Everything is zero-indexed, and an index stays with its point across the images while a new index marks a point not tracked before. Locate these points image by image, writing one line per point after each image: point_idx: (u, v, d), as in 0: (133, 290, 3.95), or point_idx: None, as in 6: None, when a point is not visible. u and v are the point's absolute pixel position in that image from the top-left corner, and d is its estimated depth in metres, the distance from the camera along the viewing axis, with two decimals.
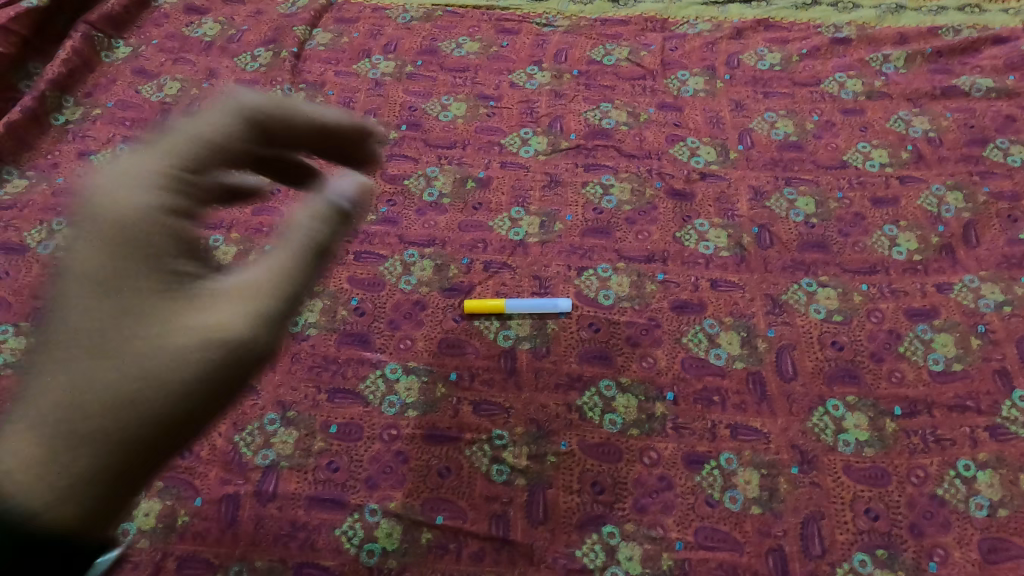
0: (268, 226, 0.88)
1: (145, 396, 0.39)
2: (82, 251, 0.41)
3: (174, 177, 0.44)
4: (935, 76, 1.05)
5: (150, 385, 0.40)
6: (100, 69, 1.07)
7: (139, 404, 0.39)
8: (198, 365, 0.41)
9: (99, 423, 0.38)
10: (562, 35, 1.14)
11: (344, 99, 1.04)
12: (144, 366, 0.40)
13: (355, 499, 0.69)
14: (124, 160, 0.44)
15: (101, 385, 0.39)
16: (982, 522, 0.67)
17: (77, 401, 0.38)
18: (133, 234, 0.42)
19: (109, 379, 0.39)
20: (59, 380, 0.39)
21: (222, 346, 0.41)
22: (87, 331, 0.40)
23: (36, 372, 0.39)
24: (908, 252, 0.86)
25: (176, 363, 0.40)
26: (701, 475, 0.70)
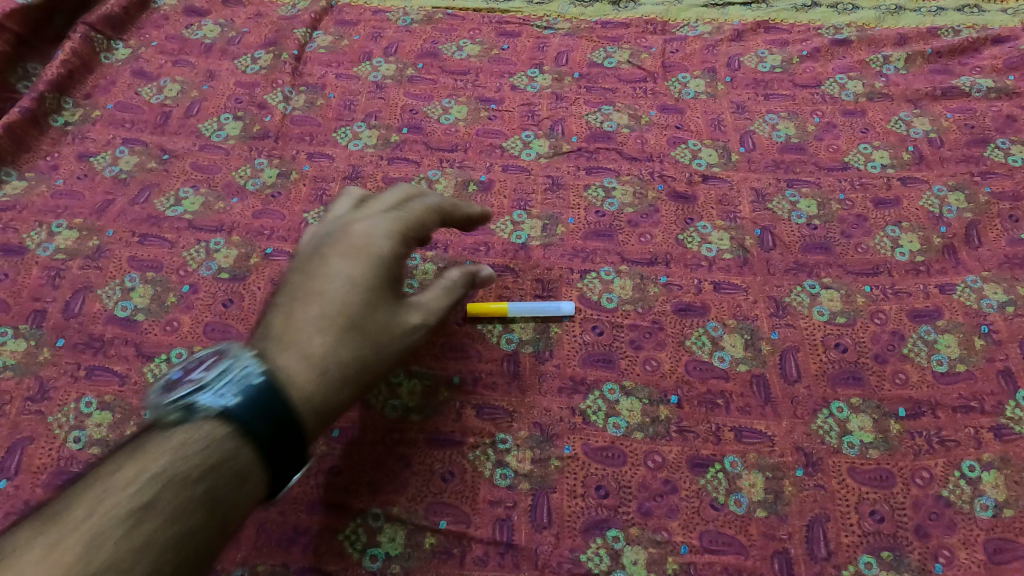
0: (269, 229, 0.88)
1: (374, 364, 0.60)
2: (348, 267, 0.61)
3: (405, 233, 0.66)
4: (935, 77, 1.05)
5: (377, 358, 0.60)
6: (99, 70, 1.07)
7: (369, 369, 0.59)
8: (400, 353, 0.63)
9: (340, 380, 0.56)
10: (563, 37, 1.14)
11: (345, 101, 1.04)
12: (376, 347, 0.60)
13: (358, 504, 0.68)
14: (370, 220, 0.65)
15: (345, 354, 0.57)
16: (988, 523, 0.67)
17: (328, 361, 0.56)
18: (381, 271, 0.62)
19: (350, 350, 0.58)
20: (320, 344, 0.56)
21: (409, 348, 0.64)
22: (339, 313, 0.58)
23: (299, 332, 0.56)
24: (911, 253, 0.86)
25: (393, 349, 0.62)
26: (706, 478, 0.70)
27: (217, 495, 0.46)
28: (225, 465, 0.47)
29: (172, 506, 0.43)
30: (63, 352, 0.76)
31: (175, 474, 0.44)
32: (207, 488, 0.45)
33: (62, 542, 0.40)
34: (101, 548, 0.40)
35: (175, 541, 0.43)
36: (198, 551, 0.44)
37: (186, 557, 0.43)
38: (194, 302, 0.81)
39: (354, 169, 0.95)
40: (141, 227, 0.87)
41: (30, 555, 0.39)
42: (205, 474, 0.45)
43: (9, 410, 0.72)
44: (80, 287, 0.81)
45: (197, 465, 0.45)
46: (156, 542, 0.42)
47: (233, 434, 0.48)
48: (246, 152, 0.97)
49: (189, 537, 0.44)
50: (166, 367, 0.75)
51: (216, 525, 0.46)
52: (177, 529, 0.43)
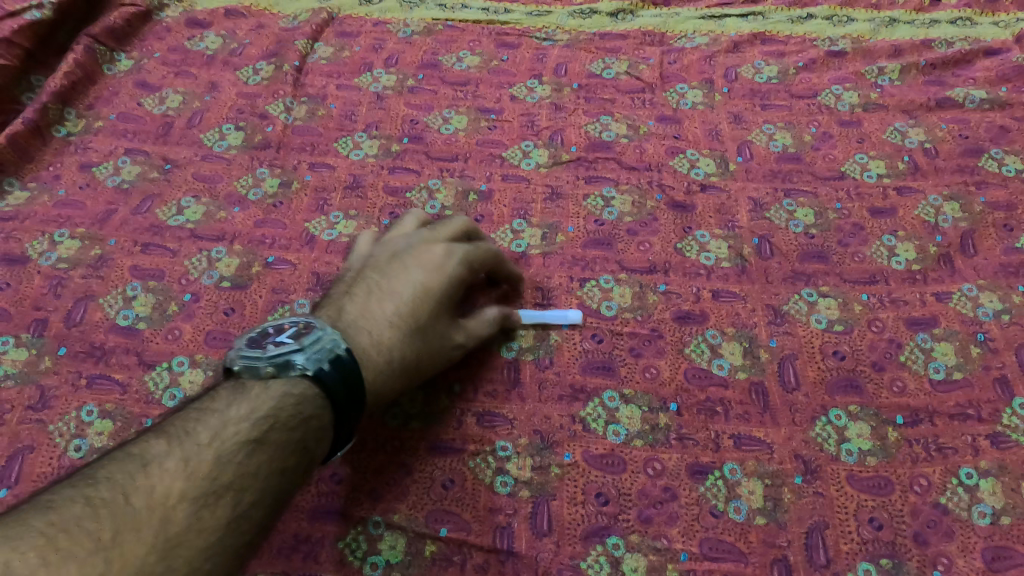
0: (271, 238, 0.88)
1: (422, 366, 0.68)
2: (420, 279, 0.69)
3: (474, 262, 0.74)
4: (929, 88, 1.06)
5: (425, 361, 0.68)
6: (102, 82, 1.08)
7: (418, 369, 0.67)
8: (440, 362, 0.71)
9: (397, 371, 0.64)
10: (561, 49, 1.15)
11: (346, 112, 1.04)
12: (429, 351, 0.68)
13: (359, 512, 0.68)
14: (448, 244, 0.73)
15: (407, 352, 0.65)
16: (986, 530, 0.67)
17: (394, 354, 0.64)
18: (443, 289, 0.70)
19: (411, 349, 0.66)
20: (391, 336, 0.64)
21: (447, 359, 0.72)
22: (410, 315, 0.67)
23: (374, 321, 0.64)
24: (907, 262, 0.86)
25: (437, 357, 0.70)
26: (706, 485, 0.70)
27: (310, 444, 0.53)
28: (315, 419, 0.54)
29: (273, 446, 0.51)
30: (64, 360, 0.76)
31: (279, 418, 0.52)
32: (304, 435, 0.53)
33: (190, 462, 0.48)
34: (219, 470, 0.48)
35: (274, 474, 0.50)
36: (291, 487, 0.52)
37: (285, 489, 0.51)
38: (195, 311, 0.81)
39: (355, 179, 0.96)
40: (143, 236, 0.88)
41: (166, 469, 0.47)
42: (302, 423, 0.53)
43: (10, 419, 0.72)
44: (82, 296, 0.82)
45: (294, 415, 0.53)
46: (263, 473, 0.50)
47: (322, 399, 0.55)
48: (247, 162, 0.97)
49: (285, 473, 0.51)
50: (167, 376, 0.75)
51: (306, 468, 0.53)
52: (273, 468, 0.50)
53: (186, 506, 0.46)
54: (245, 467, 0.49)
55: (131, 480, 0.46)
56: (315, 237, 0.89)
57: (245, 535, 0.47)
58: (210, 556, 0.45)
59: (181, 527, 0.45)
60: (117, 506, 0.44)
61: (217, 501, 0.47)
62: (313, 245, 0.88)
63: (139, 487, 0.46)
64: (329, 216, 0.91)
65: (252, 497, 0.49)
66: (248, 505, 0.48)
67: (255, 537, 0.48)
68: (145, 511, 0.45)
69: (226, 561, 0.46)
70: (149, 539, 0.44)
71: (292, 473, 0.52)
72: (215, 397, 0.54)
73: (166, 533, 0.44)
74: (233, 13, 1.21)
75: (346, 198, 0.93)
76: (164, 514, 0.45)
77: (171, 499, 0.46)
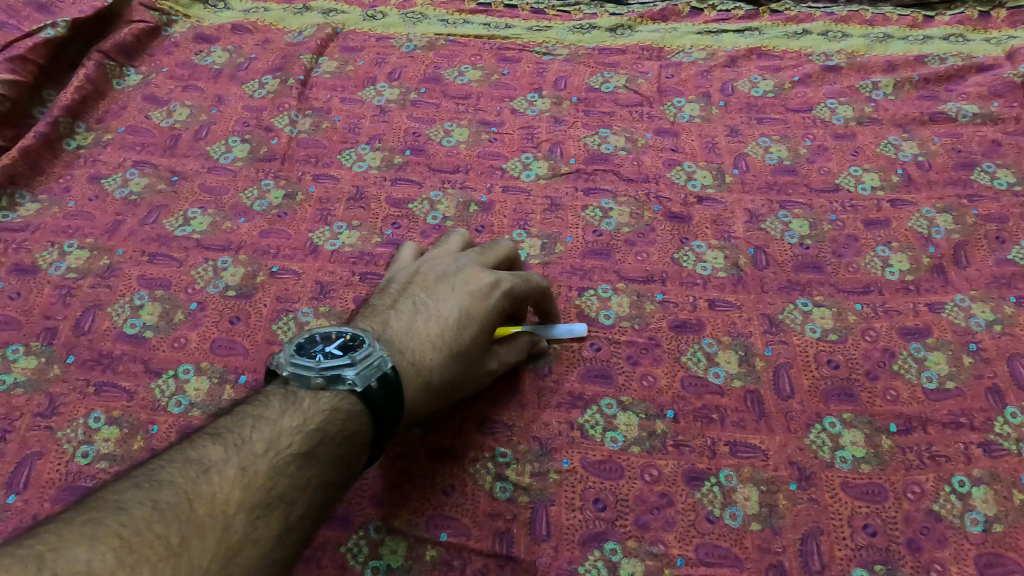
0: (276, 248, 0.90)
1: (455, 388, 0.71)
2: (465, 304, 0.72)
3: (519, 292, 0.76)
4: (922, 103, 1.08)
5: (459, 384, 0.71)
6: (112, 95, 1.10)
7: (451, 391, 0.70)
8: (473, 385, 0.74)
9: (430, 393, 0.67)
10: (561, 63, 1.18)
11: (349, 125, 1.07)
12: (464, 375, 0.71)
13: (361, 517, 0.70)
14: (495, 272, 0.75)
15: (442, 376, 0.68)
16: (979, 538, 0.67)
17: (431, 377, 0.67)
18: (485, 317, 0.72)
19: (447, 373, 0.69)
20: (430, 360, 0.67)
21: (479, 382, 0.74)
22: (450, 339, 0.69)
23: (415, 343, 0.68)
24: (901, 273, 0.88)
25: (471, 379, 0.72)
26: (701, 491, 0.71)
27: (351, 458, 0.58)
28: (357, 437, 0.59)
29: (319, 460, 0.56)
30: (73, 368, 0.78)
31: (326, 433, 0.57)
32: (346, 449, 0.58)
33: (247, 472, 0.52)
34: (272, 482, 0.53)
35: (320, 486, 0.55)
36: (332, 499, 0.56)
37: (327, 501, 0.56)
38: (201, 319, 0.83)
39: (358, 190, 0.97)
40: (151, 246, 0.90)
41: (226, 478, 0.51)
42: (346, 438, 0.58)
43: (19, 425, 0.73)
44: (91, 305, 0.83)
45: (340, 431, 0.58)
46: (310, 485, 0.54)
47: (365, 417, 0.60)
48: (253, 174, 0.99)
49: (328, 486, 0.56)
50: (173, 383, 0.77)
51: (345, 481, 0.58)
52: (320, 479, 0.55)
53: (245, 515, 0.50)
54: (296, 479, 0.54)
55: (195, 487, 0.50)
56: (318, 247, 0.90)
57: (293, 543, 0.52)
58: (265, 562, 0.50)
59: (241, 535, 0.49)
60: (183, 510, 0.48)
61: (271, 511, 0.51)
62: (317, 255, 0.89)
63: (203, 494, 0.50)
64: (333, 227, 0.93)
65: (301, 509, 0.53)
66: (298, 515, 0.53)
67: (302, 545, 0.53)
68: (209, 518, 0.49)
69: (277, 568, 0.50)
70: (213, 546, 0.48)
71: (334, 485, 0.56)
72: (266, 404, 0.59)
73: (229, 540, 0.48)
74: (239, 28, 1.24)
75: (349, 209, 0.95)
76: (226, 521, 0.49)
77: (231, 508, 0.50)
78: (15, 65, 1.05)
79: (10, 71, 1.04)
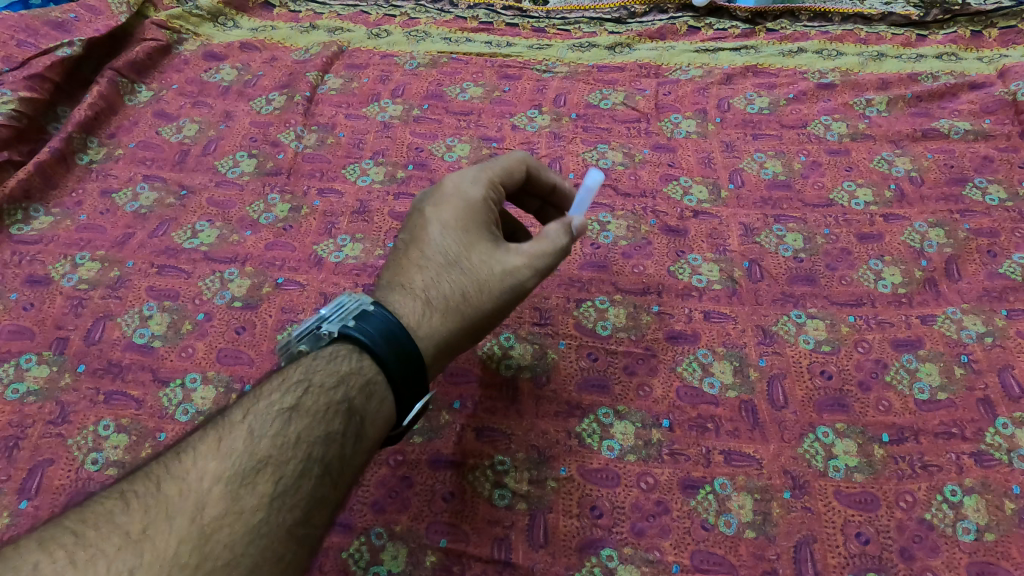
0: (281, 260, 0.92)
1: (479, 298, 0.66)
2: (441, 215, 0.69)
3: (493, 183, 0.71)
4: (916, 119, 1.10)
5: (481, 292, 0.66)
6: (123, 112, 1.13)
7: (475, 303, 0.65)
8: (510, 293, 0.67)
9: (444, 311, 0.64)
10: (561, 80, 1.20)
11: (354, 140, 1.09)
12: (477, 282, 0.66)
13: (362, 523, 0.71)
14: (458, 175, 0.72)
15: (447, 291, 0.65)
16: (970, 547, 0.68)
17: (434, 295, 0.65)
18: (466, 219, 0.69)
19: (453, 287, 0.65)
20: (426, 280, 0.66)
21: (516, 287, 0.67)
22: (439, 253, 0.67)
23: (409, 273, 0.67)
24: (893, 285, 0.90)
25: (497, 285, 0.66)
26: (697, 499, 0.72)
27: (349, 404, 0.56)
28: (351, 377, 0.57)
29: (307, 417, 0.53)
30: (83, 377, 0.80)
31: (310, 387, 0.55)
32: (340, 396, 0.55)
33: (224, 444, 0.50)
34: (253, 448, 0.50)
35: (313, 445, 0.52)
36: (336, 457, 0.53)
37: (328, 458, 0.52)
38: (208, 329, 0.85)
39: (361, 204, 1.00)
40: (160, 258, 0.92)
41: (201, 455, 0.49)
42: (335, 385, 0.56)
43: (31, 433, 0.75)
44: (101, 316, 0.85)
45: (325, 380, 0.56)
46: (299, 444, 0.52)
47: (358, 350, 0.59)
48: (260, 188, 1.02)
49: (324, 443, 0.53)
50: (181, 392, 0.79)
51: (350, 432, 0.55)
52: (311, 434, 0.53)
53: (222, 487, 0.48)
54: (280, 441, 0.51)
55: (167, 469, 0.48)
56: (322, 259, 0.92)
57: (289, 509, 0.49)
58: (253, 534, 0.47)
59: (217, 509, 0.46)
60: (151, 497, 0.47)
61: (253, 479, 0.49)
62: (321, 267, 0.91)
63: (175, 476, 0.48)
64: (337, 239, 0.95)
65: (292, 470, 0.50)
66: (287, 476, 0.50)
67: (303, 511, 0.50)
68: (178, 499, 0.47)
69: (272, 535, 0.47)
70: (182, 527, 0.45)
71: (334, 440, 0.53)
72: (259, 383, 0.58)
73: (202, 517, 0.46)
74: (247, 45, 1.27)
75: (352, 222, 0.97)
76: (199, 498, 0.47)
77: (205, 483, 0.48)
78: (33, 82, 1.08)
79: (29, 88, 1.07)
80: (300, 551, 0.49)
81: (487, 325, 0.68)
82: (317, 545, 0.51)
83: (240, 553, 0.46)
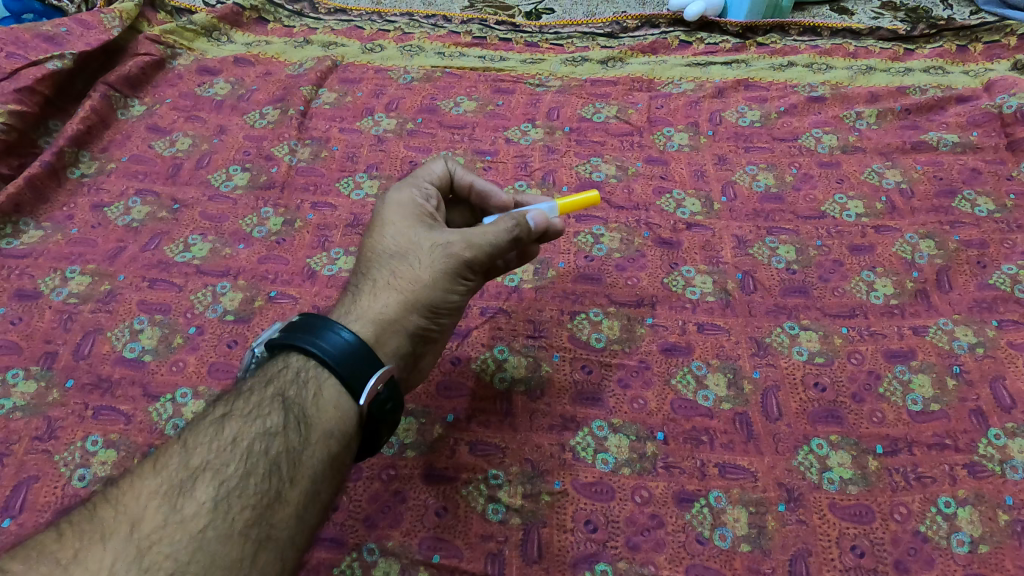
0: (274, 273, 0.92)
1: (413, 273, 0.66)
2: (376, 216, 0.72)
3: (423, 183, 0.74)
4: (905, 132, 1.11)
5: (413, 267, 0.66)
6: (116, 126, 1.13)
7: (409, 277, 0.66)
8: (447, 263, 0.66)
9: (379, 291, 0.65)
10: (554, 95, 1.21)
11: (348, 154, 1.09)
12: (409, 263, 0.66)
13: (354, 538, 0.70)
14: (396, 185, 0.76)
15: (379, 278, 0.66)
16: (964, 558, 0.68)
17: (371, 284, 0.66)
18: (395, 211, 0.70)
19: (384, 271, 0.66)
20: (361, 274, 0.67)
21: (449, 258, 0.66)
22: (372, 249, 0.69)
23: (351, 276, 0.69)
24: (885, 296, 0.90)
25: (430, 259, 0.66)
26: (691, 513, 0.72)
27: (283, 398, 0.56)
28: (280, 375, 0.58)
29: (241, 419, 0.55)
30: (72, 392, 0.79)
31: (240, 395, 0.57)
32: (272, 393, 0.56)
33: (158, 462, 0.51)
34: (188, 460, 0.51)
35: (252, 443, 0.53)
36: (283, 451, 0.54)
37: (273, 454, 0.53)
38: (199, 343, 0.84)
39: (355, 218, 1.00)
40: (151, 272, 0.92)
41: (138, 476, 0.50)
42: (265, 387, 0.57)
43: (17, 448, 0.74)
44: (91, 330, 0.85)
45: (255, 385, 0.57)
46: (236, 445, 0.53)
47: (287, 353, 0.60)
48: (253, 201, 1.02)
49: (265, 439, 0.54)
50: (171, 407, 0.78)
51: (291, 423, 0.55)
52: (248, 435, 0.53)
53: (159, 500, 0.49)
54: (216, 446, 0.52)
55: (104, 496, 0.49)
56: (316, 272, 0.92)
57: (238, 510, 0.50)
58: (199, 540, 0.47)
59: (155, 521, 0.47)
60: (87, 522, 0.47)
61: (190, 488, 0.50)
62: (314, 280, 0.91)
63: (112, 500, 0.49)
64: (330, 253, 0.95)
65: (234, 472, 0.51)
66: (228, 478, 0.51)
67: (255, 510, 0.50)
68: (114, 520, 0.47)
69: (221, 536, 0.48)
70: (119, 545, 0.46)
71: (275, 435, 0.54)
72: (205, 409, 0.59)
73: (140, 532, 0.47)
74: (241, 59, 1.27)
75: (346, 235, 0.97)
76: (135, 516, 0.48)
77: (140, 501, 0.48)
78: (24, 95, 1.07)
79: (19, 102, 1.06)
80: (261, 551, 0.49)
81: (434, 303, 0.66)
82: (285, 543, 0.51)
83: (186, 559, 0.46)
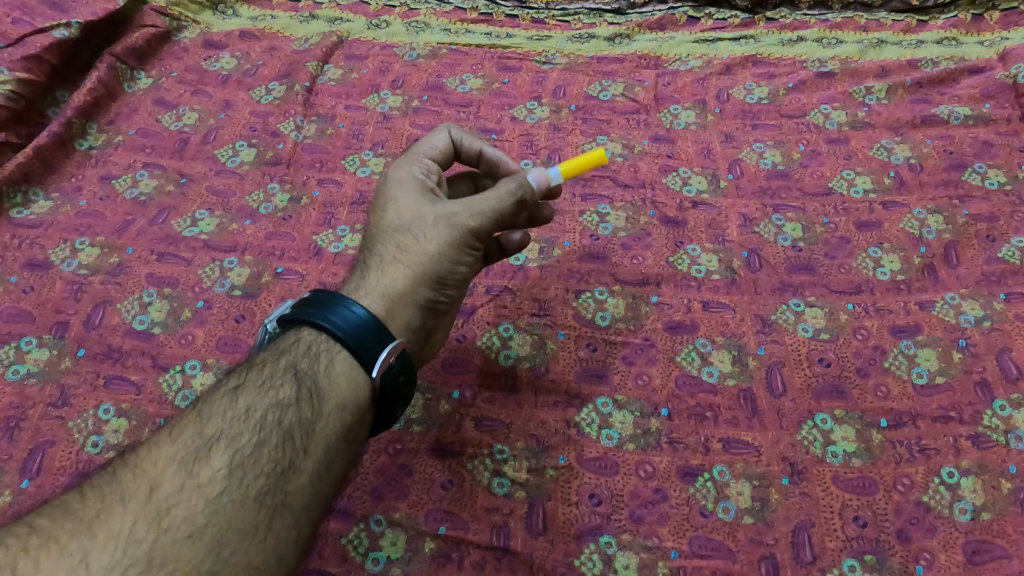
0: (280, 249, 0.92)
1: (418, 245, 0.66)
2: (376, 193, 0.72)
3: (422, 159, 0.74)
4: (915, 107, 1.10)
5: (417, 239, 0.66)
6: (122, 98, 1.13)
7: (414, 250, 0.66)
8: (452, 234, 0.66)
9: (386, 267, 0.65)
10: (560, 72, 1.20)
11: (353, 131, 1.09)
12: (414, 236, 0.66)
13: (361, 510, 0.71)
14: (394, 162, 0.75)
15: (384, 252, 0.66)
16: (966, 526, 0.68)
17: (375, 260, 0.66)
18: (394, 186, 0.70)
19: (389, 246, 0.66)
20: (366, 250, 0.67)
21: (453, 228, 0.66)
22: (374, 226, 0.69)
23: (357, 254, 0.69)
24: (892, 272, 0.89)
25: (434, 231, 0.66)
26: (695, 486, 0.72)
27: (295, 370, 0.57)
28: (291, 348, 0.58)
29: (255, 390, 0.55)
30: (84, 361, 0.80)
31: (254, 366, 0.57)
32: (285, 365, 0.57)
33: (175, 430, 0.52)
34: (203, 429, 0.52)
35: (266, 414, 0.54)
36: (296, 422, 0.54)
37: (286, 425, 0.54)
38: (208, 317, 0.85)
39: (361, 195, 1.00)
40: (160, 246, 0.92)
41: (155, 442, 0.51)
42: (278, 359, 0.57)
43: (31, 414, 0.75)
44: (101, 302, 0.86)
45: (269, 358, 0.58)
46: (250, 415, 0.53)
47: (299, 327, 0.60)
48: (259, 178, 1.02)
49: (278, 410, 0.54)
50: (180, 378, 0.79)
51: (304, 394, 0.55)
52: (261, 406, 0.54)
53: (175, 467, 0.50)
54: (231, 416, 0.53)
55: (124, 460, 0.50)
56: (322, 249, 0.92)
57: (253, 478, 0.50)
58: (214, 506, 0.48)
59: (172, 486, 0.49)
60: (107, 484, 0.48)
61: (205, 456, 0.51)
62: (321, 257, 0.92)
63: (131, 464, 0.50)
64: (336, 230, 0.95)
65: (248, 441, 0.52)
66: (242, 447, 0.52)
67: (269, 478, 0.51)
68: (132, 484, 0.48)
69: (235, 502, 0.49)
70: (137, 508, 0.47)
71: (288, 406, 0.55)
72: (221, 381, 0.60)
73: (157, 496, 0.48)
74: (247, 34, 1.27)
75: (352, 213, 0.97)
76: (152, 480, 0.49)
77: (157, 466, 0.50)
78: (31, 63, 1.07)
79: (26, 69, 1.06)
80: (276, 517, 0.50)
81: (442, 274, 0.66)
82: (300, 511, 0.52)
83: (202, 524, 0.47)
